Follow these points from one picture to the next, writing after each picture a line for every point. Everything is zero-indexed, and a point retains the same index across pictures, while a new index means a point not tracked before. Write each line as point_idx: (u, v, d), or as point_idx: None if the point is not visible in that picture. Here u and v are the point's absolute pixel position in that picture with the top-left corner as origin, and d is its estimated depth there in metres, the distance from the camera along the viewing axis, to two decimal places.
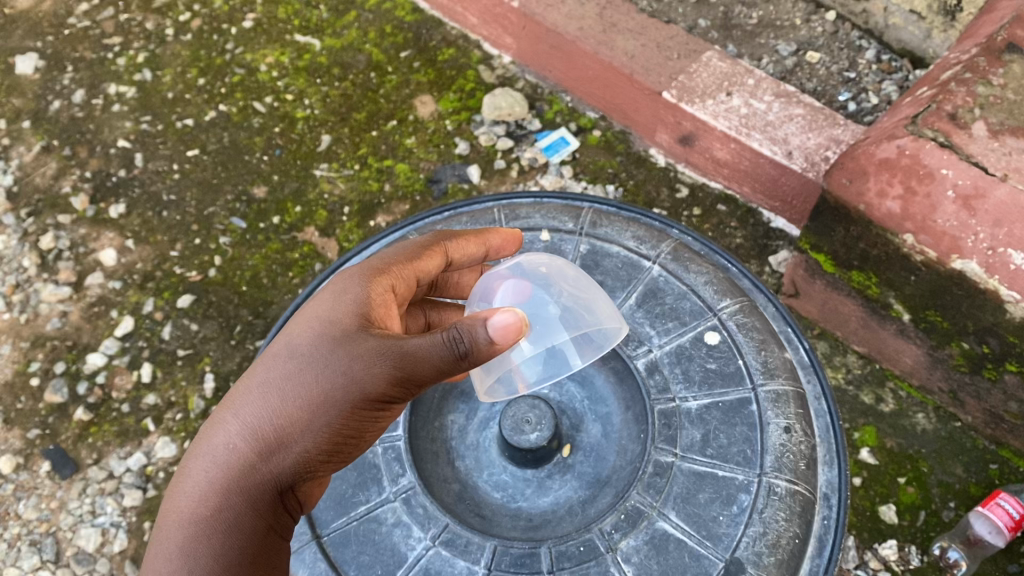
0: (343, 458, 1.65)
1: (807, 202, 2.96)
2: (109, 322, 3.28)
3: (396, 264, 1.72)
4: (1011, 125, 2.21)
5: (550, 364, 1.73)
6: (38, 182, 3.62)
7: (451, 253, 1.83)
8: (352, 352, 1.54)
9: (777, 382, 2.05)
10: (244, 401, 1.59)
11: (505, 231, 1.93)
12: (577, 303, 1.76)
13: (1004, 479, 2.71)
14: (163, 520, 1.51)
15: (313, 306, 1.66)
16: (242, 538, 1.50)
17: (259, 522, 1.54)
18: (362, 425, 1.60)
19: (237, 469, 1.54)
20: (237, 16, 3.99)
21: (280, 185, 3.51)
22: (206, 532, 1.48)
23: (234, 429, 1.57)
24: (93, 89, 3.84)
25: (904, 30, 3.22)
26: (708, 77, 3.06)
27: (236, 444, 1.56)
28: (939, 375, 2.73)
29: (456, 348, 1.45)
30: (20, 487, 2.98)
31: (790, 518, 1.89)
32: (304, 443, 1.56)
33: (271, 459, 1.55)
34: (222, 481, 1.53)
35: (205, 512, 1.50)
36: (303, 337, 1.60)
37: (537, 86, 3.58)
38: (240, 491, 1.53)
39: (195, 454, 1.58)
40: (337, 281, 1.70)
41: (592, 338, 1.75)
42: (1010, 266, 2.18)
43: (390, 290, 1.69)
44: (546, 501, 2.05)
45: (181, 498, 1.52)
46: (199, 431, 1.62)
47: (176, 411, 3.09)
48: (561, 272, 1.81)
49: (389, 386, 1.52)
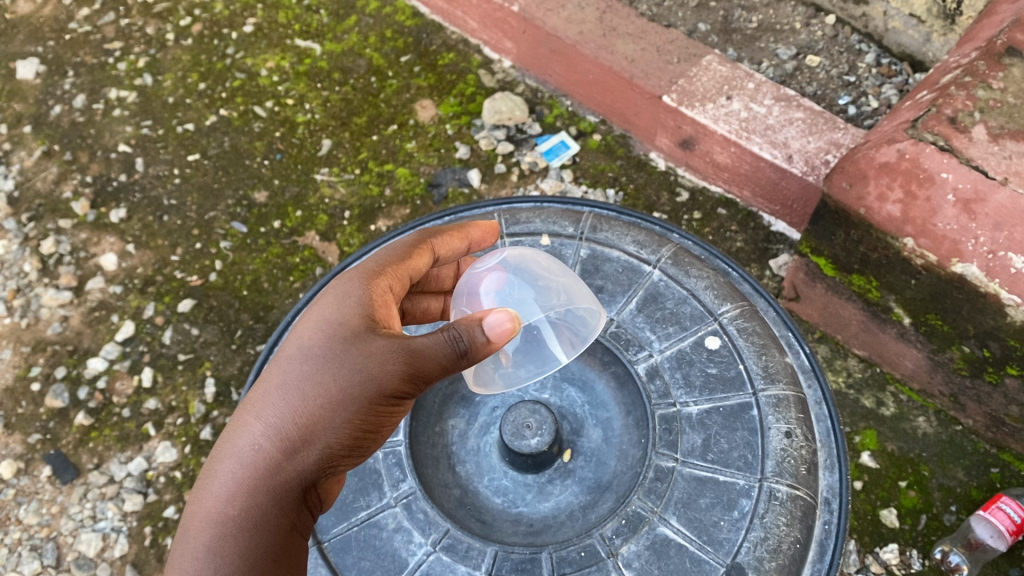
0: (361, 453, 1.66)
1: (807, 206, 2.95)
2: (109, 327, 3.28)
3: (392, 263, 1.72)
4: (1011, 128, 2.21)
5: (539, 356, 1.79)
6: (39, 187, 3.62)
7: (438, 250, 1.83)
8: (365, 350, 1.54)
9: (778, 387, 2.05)
10: (264, 403, 1.58)
11: (484, 224, 1.94)
12: (557, 292, 1.75)
13: (1005, 483, 2.71)
14: (190, 523, 1.49)
15: (318, 308, 1.65)
16: (268, 536, 1.48)
17: (283, 519, 1.52)
18: (379, 420, 1.61)
19: (261, 468, 1.53)
20: (237, 21, 4.00)
21: (281, 189, 3.52)
22: (234, 531, 1.46)
23: (258, 431, 1.57)
24: (94, 94, 3.85)
25: (904, 34, 3.21)
26: (708, 81, 3.07)
27: (261, 445, 1.55)
28: (940, 379, 2.73)
29: (458, 345, 1.47)
30: (20, 492, 2.98)
31: (790, 523, 1.88)
32: (326, 440, 1.56)
33: (295, 457, 1.55)
34: (247, 481, 1.52)
35: (233, 513, 1.47)
36: (315, 338, 1.59)
37: (537, 90, 3.58)
38: (267, 491, 1.52)
39: (217, 458, 1.56)
40: (337, 283, 1.69)
41: (577, 328, 1.80)
42: (1011, 270, 2.17)
43: (390, 290, 1.68)
44: (547, 506, 2.04)
45: (208, 500, 1.50)
46: (221, 435, 1.61)
47: (177, 416, 3.09)
48: (540, 262, 1.79)
49: (403, 381, 1.53)
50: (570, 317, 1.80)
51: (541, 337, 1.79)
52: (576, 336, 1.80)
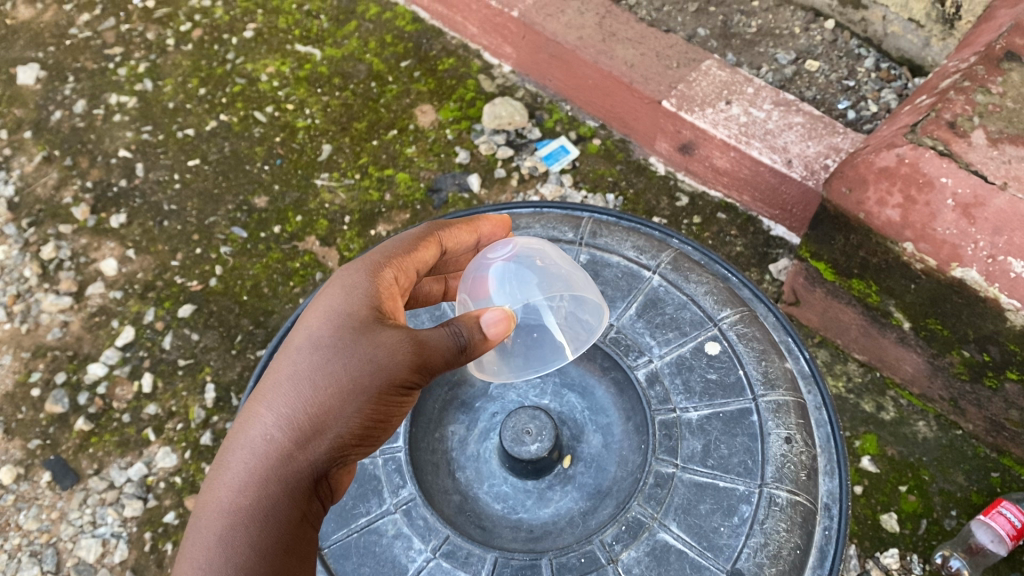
0: (371, 443, 1.62)
1: (807, 210, 2.95)
2: (109, 332, 3.28)
3: (398, 255, 1.70)
4: (1010, 133, 2.21)
5: (543, 355, 1.77)
6: (39, 193, 3.63)
7: (446, 243, 1.83)
8: (375, 339, 1.52)
9: (778, 392, 2.05)
10: (275, 393, 1.53)
11: (495, 218, 1.93)
12: (559, 281, 1.75)
13: (1005, 487, 2.71)
14: (200, 515, 1.43)
15: (325, 298, 1.62)
16: (280, 528, 1.43)
17: (295, 511, 1.47)
18: (389, 409, 1.58)
19: (274, 459, 1.48)
20: (237, 26, 4.00)
21: (281, 195, 3.52)
22: (246, 522, 1.41)
23: (269, 421, 1.52)
24: (94, 100, 3.86)
25: (903, 38, 3.22)
26: (708, 86, 3.07)
27: (274, 435, 1.50)
28: (940, 383, 2.72)
29: (458, 340, 1.50)
30: (20, 498, 2.98)
31: (790, 529, 1.88)
32: (338, 429, 1.52)
33: (307, 447, 1.50)
34: (259, 472, 1.46)
35: (246, 503, 1.42)
36: (324, 328, 1.56)
37: (537, 95, 3.59)
38: (280, 480, 1.47)
39: (228, 449, 1.51)
40: (342, 274, 1.66)
41: (583, 320, 1.80)
42: (1011, 274, 2.17)
43: (395, 282, 1.67)
44: (546, 512, 2.04)
45: (219, 491, 1.44)
46: (229, 427, 1.55)
47: (177, 421, 3.09)
48: (540, 249, 1.78)
49: (412, 370, 1.51)
50: (574, 307, 1.80)
51: (546, 333, 1.77)
52: (582, 327, 1.80)
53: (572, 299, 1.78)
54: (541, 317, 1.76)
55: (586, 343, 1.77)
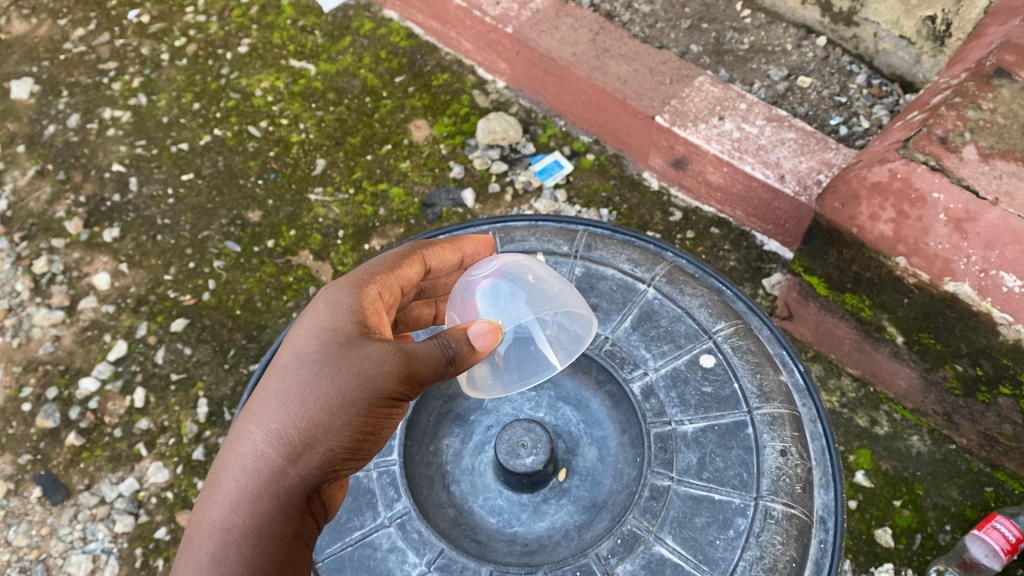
0: (362, 456, 1.60)
1: (799, 225, 2.96)
2: (102, 346, 3.26)
3: (382, 272, 1.69)
4: (1001, 148, 2.22)
5: (533, 367, 1.76)
6: (32, 207, 3.63)
7: (430, 261, 1.82)
8: (363, 352, 1.51)
9: (772, 405, 2.03)
10: (264, 410, 1.52)
11: (478, 238, 1.93)
12: (550, 297, 1.76)
13: (1000, 502, 2.69)
14: (191, 534, 1.41)
15: (310, 316, 1.61)
16: (273, 545, 1.41)
17: (288, 527, 1.45)
18: (379, 422, 1.56)
19: (264, 475, 1.46)
20: (232, 42, 4.02)
21: (275, 209, 3.53)
22: (238, 539, 1.39)
23: (260, 438, 1.50)
24: (88, 114, 3.87)
25: (894, 55, 3.25)
26: (700, 102, 3.09)
27: (264, 451, 1.48)
28: (933, 398, 2.72)
29: (447, 351, 1.50)
30: (10, 514, 2.95)
31: (787, 542, 1.86)
32: (329, 443, 1.50)
33: (299, 462, 1.49)
34: (250, 489, 1.44)
35: (238, 520, 1.40)
36: (310, 344, 1.55)
37: (531, 110, 3.61)
38: (271, 497, 1.45)
39: (219, 467, 1.48)
40: (325, 292, 1.64)
41: (573, 332, 1.81)
42: (1004, 288, 2.17)
43: (380, 298, 1.66)
44: (542, 526, 2.02)
45: (210, 510, 1.42)
46: (220, 446, 1.53)
47: (169, 436, 3.07)
48: (529, 266, 1.79)
49: (401, 382, 1.50)
50: (565, 323, 1.80)
51: (539, 349, 1.76)
52: (572, 339, 1.81)
53: (564, 315, 1.79)
54: (531, 331, 1.75)
55: (576, 354, 1.76)
